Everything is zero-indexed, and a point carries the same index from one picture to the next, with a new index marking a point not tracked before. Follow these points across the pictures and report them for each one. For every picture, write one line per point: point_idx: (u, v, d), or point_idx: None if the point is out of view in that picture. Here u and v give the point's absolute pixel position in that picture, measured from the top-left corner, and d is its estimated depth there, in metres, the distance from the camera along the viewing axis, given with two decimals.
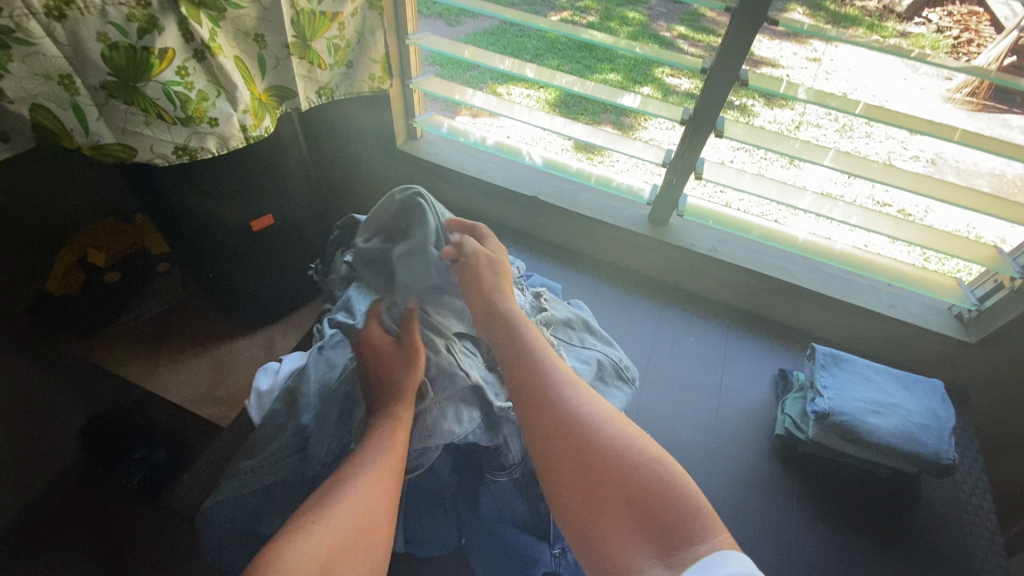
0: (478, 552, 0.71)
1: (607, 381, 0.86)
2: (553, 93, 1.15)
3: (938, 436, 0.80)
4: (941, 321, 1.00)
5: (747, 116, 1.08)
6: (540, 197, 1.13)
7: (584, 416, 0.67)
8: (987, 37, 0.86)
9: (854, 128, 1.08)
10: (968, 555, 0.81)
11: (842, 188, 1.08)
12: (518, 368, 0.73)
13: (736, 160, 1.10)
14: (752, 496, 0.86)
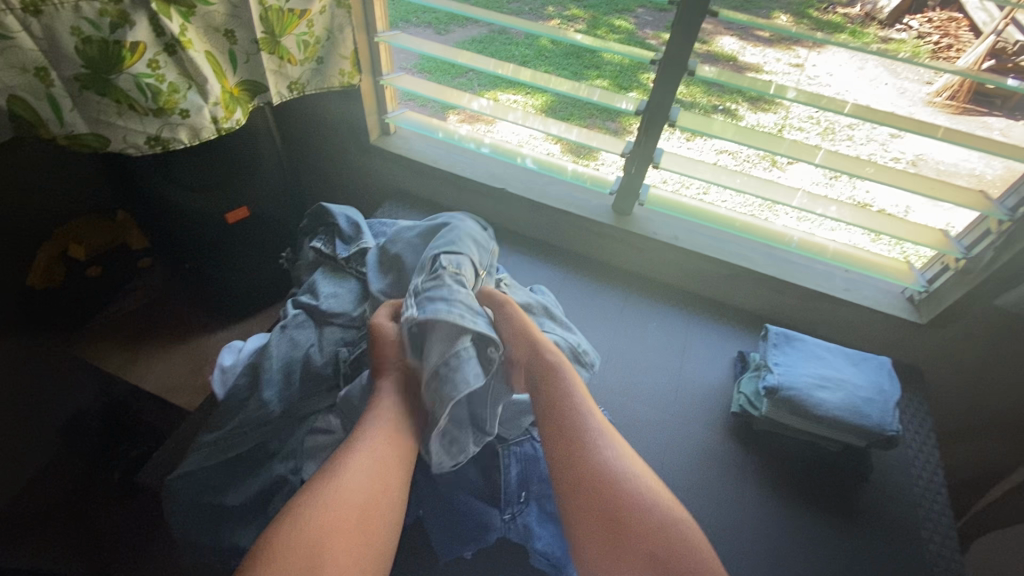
0: (432, 520, 0.73)
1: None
2: (542, 99, 1.29)
3: (883, 409, 0.83)
4: (892, 303, 1.03)
5: (736, 119, 1.15)
6: (509, 188, 1.17)
7: (614, 452, 0.71)
8: (966, 41, 0.91)
9: (836, 130, 1.12)
10: (915, 526, 0.84)
11: (824, 186, 1.13)
12: (554, 401, 0.76)
13: (721, 160, 1.19)
14: (711, 472, 0.89)
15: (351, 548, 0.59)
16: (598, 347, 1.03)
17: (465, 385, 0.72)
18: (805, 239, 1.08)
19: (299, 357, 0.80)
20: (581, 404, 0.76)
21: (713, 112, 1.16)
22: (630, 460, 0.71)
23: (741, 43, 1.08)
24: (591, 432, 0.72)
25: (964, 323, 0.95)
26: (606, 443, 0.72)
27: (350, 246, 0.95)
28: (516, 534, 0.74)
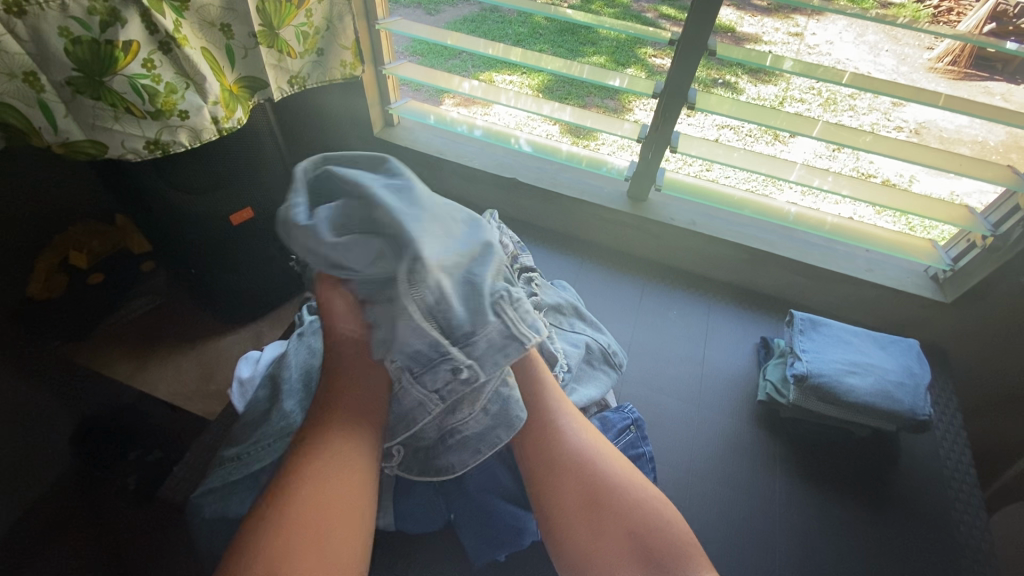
0: (467, 526, 0.72)
1: (591, 364, 0.85)
2: (539, 78, 1.24)
3: (914, 392, 0.82)
4: (916, 282, 1.01)
5: (736, 91, 1.11)
6: (519, 178, 1.13)
7: (598, 473, 0.65)
8: (967, 5, 0.85)
9: (838, 101, 1.08)
10: (948, 508, 0.83)
11: (828, 160, 1.10)
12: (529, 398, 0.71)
13: (723, 135, 1.15)
14: (741, 462, 0.88)
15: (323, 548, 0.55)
16: (619, 339, 1.01)
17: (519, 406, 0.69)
18: (802, 213, 1.05)
19: (319, 364, 0.78)
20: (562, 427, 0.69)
21: (713, 86, 1.11)
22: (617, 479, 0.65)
23: (738, 13, 1.01)
24: (576, 453, 0.66)
25: (992, 301, 0.94)
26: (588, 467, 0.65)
27: None
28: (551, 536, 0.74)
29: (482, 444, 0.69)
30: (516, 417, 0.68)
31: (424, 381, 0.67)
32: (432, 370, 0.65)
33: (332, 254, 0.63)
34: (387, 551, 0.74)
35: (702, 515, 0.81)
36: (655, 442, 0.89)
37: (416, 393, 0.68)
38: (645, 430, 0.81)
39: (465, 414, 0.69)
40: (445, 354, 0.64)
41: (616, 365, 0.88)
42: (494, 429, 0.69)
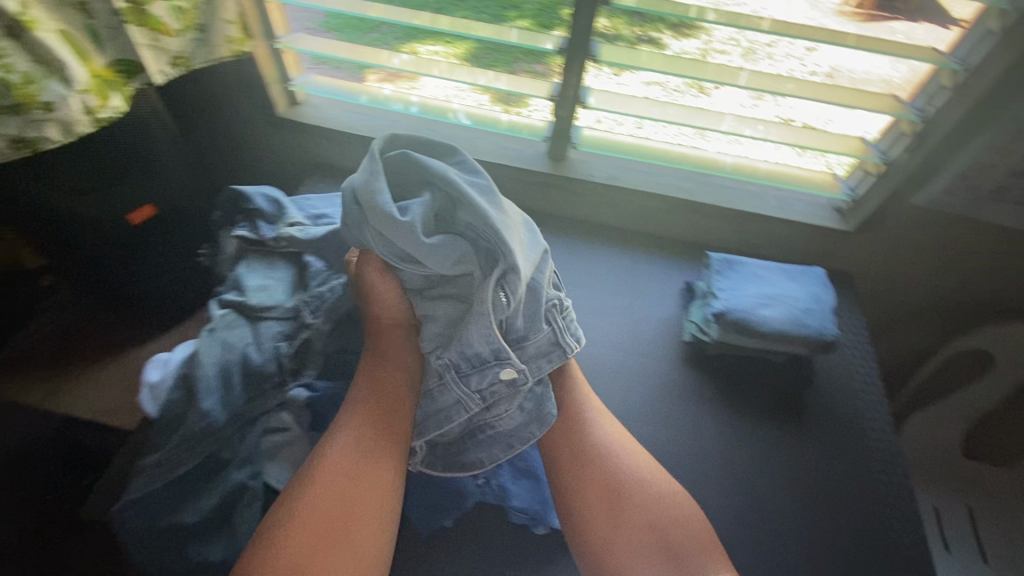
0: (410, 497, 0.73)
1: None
2: (465, 45, 1.07)
3: (821, 316, 0.87)
4: (822, 214, 1.07)
5: (658, 49, 0.97)
6: (436, 147, 1.10)
7: (613, 469, 0.73)
8: None
9: (757, 51, 0.96)
10: (858, 418, 0.91)
11: (751, 109, 1.03)
12: (561, 412, 0.78)
13: (649, 93, 1.04)
14: (674, 401, 0.91)
15: (332, 549, 0.59)
16: None
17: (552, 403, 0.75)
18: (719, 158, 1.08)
19: (236, 360, 0.74)
20: (589, 423, 0.77)
21: (637, 43, 0.98)
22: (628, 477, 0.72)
23: None
24: (607, 455, 0.74)
25: (887, 224, 1.00)
26: (603, 461, 0.74)
27: (277, 225, 0.84)
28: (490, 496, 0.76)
29: (512, 439, 0.75)
30: (548, 418, 0.74)
31: (469, 383, 0.73)
32: (480, 372, 0.72)
33: (416, 252, 0.69)
34: None
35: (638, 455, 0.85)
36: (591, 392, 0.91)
37: (455, 391, 0.74)
38: None
39: (500, 411, 0.74)
40: (499, 359, 0.71)
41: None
42: (524, 432, 0.74)
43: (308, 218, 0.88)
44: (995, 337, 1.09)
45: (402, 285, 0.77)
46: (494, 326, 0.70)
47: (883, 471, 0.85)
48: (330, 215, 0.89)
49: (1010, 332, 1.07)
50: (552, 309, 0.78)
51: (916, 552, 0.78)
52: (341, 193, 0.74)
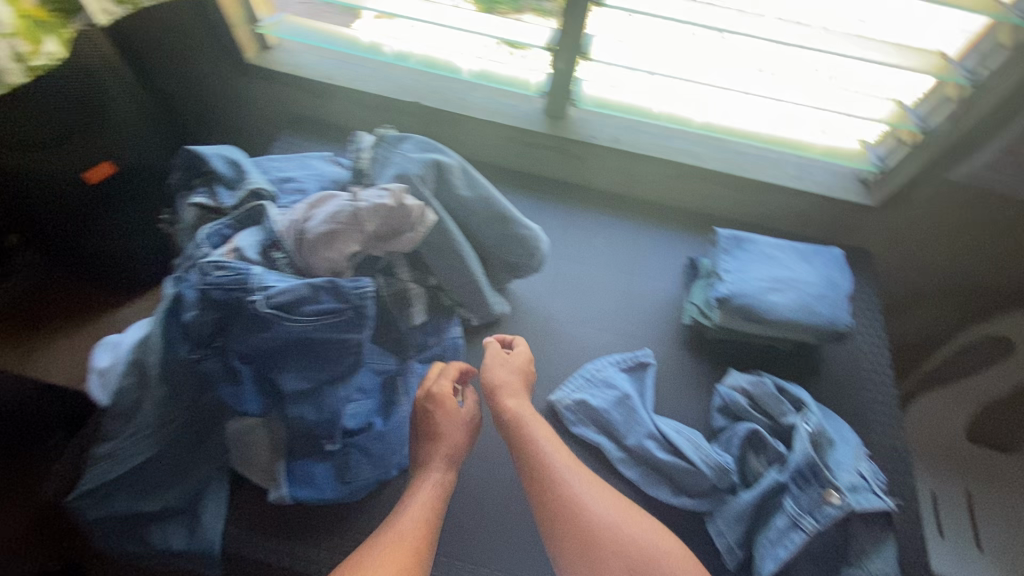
0: (364, 466, 0.70)
1: (503, 217, 0.77)
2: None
3: (834, 304, 0.80)
4: (844, 185, 0.97)
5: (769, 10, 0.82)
6: (421, 102, 0.99)
7: (575, 490, 0.65)
8: None
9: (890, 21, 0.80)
10: (866, 412, 0.85)
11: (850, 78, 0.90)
12: (541, 442, 0.69)
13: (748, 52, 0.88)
14: (673, 388, 0.85)
15: None
16: (542, 276, 0.95)
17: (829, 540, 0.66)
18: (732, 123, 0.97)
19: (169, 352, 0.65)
20: (542, 441, 0.70)
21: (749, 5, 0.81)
22: (587, 493, 0.65)
23: None
24: (570, 489, 0.65)
25: (917, 197, 0.92)
26: (563, 478, 0.66)
27: (236, 191, 0.74)
28: (265, 401, 0.65)
29: (836, 562, 0.67)
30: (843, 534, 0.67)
31: (857, 531, 0.67)
32: (803, 488, 0.68)
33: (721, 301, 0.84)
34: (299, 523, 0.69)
35: None
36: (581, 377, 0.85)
37: (835, 526, 0.67)
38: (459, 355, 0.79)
39: (876, 564, 0.65)
40: (816, 476, 0.68)
41: (536, 246, 0.81)
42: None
43: (273, 182, 0.79)
44: None
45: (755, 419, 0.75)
46: (803, 457, 0.69)
47: (888, 468, 0.80)
48: (298, 178, 0.79)
49: None
50: (822, 449, 0.71)
51: (919, 557, 0.73)
52: (704, 320, 0.86)
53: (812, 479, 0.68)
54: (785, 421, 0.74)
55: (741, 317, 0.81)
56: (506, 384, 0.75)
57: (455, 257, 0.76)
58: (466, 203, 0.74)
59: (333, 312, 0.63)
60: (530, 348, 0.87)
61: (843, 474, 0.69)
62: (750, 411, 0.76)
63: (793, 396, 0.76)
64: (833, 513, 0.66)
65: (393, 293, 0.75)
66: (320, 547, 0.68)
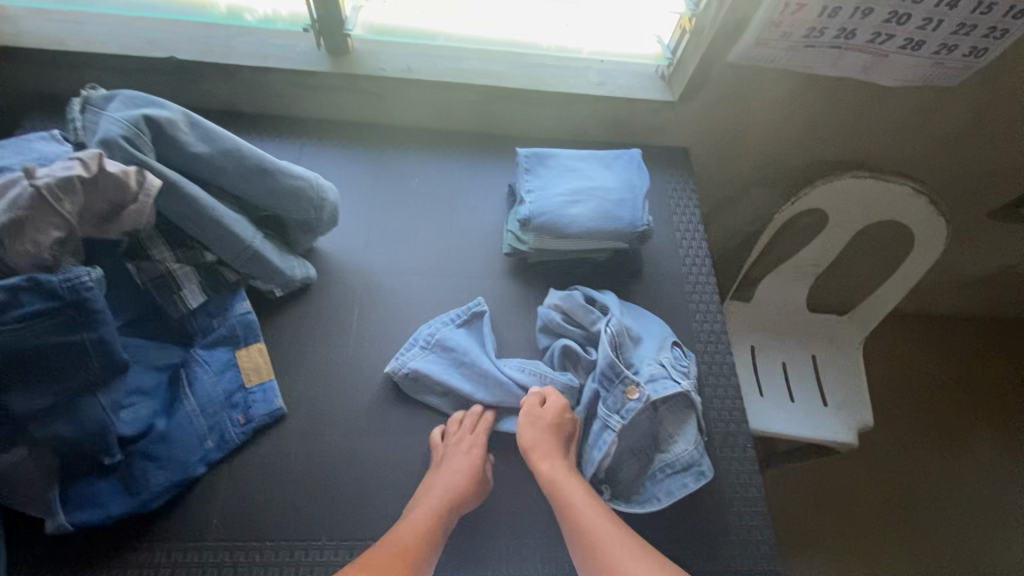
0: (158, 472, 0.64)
1: (262, 169, 0.68)
2: None
3: (633, 206, 0.80)
4: (647, 85, 0.96)
5: None
6: (176, 57, 0.85)
7: (601, 535, 0.59)
8: None
9: None
10: (687, 304, 0.88)
11: None
12: (575, 485, 0.64)
13: None
14: (502, 320, 0.84)
15: None
16: (355, 230, 0.88)
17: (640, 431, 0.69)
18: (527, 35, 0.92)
19: None
20: (573, 488, 0.63)
21: None
22: (609, 533, 0.59)
23: None
24: (593, 532, 0.59)
25: (711, 89, 0.93)
26: (585, 520, 0.60)
27: None
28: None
29: (651, 451, 0.69)
30: (653, 423, 0.69)
31: (665, 418, 0.70)
32: (610, 388, 0.71)
33: None
34: (97, 551, 0.62)
35: None
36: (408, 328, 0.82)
37: (643, 418, 0.69)
38: (252, 332, 0.73)
39: (679, 445, 0.68)
40: (618, 375, 0.70)
41: (319, 196, 0.73)
42: (696, 462, 0.68)
43: None
44: (825, 193, 1.07)
45: (570, 333, 0.77)
46: (604, 359, 0.71)
47: (706, 352, 0.85)
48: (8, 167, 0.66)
49: (838, 188, 1.07)
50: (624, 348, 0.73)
51: (735, 425, 0.79)
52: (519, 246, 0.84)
53: (615, 379, 0.71)
54: (595, 328, 0.76)
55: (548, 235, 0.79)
56: (547, 437, 0.68)
57: (217, 225, 0.67)
58: (209, 160, 0.65)
59: (45, 314, 0.54)
60: (346, 308, 0.81)
61: (643, 366, 0.71)
62: (564, 326, 0.77)
63: (602, 304, 0.78)
64: (634, 407, 0.68)
65: (155, 281, 0.67)
66: (125, 568, 0.62)
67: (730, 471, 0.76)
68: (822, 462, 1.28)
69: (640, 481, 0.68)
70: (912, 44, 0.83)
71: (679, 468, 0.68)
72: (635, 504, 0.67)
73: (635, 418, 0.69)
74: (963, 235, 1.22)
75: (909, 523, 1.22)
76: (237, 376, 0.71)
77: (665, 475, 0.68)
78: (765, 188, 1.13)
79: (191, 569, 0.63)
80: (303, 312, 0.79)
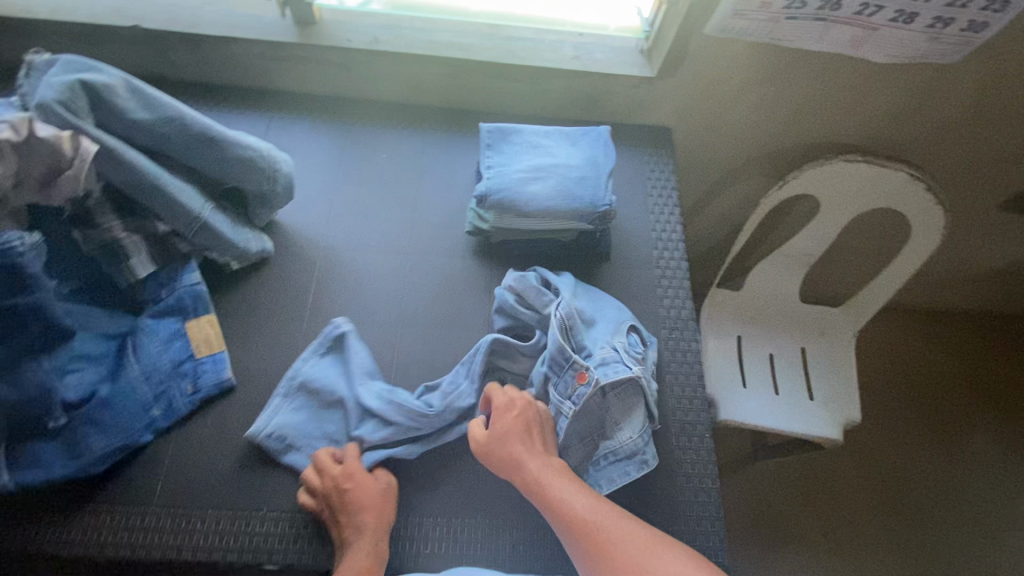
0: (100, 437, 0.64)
1: (209, 138, 0.67)
2: None
3: (595, 184, 0.77)
4: (625, 59, 0.92)
5: None
6: (142, 26, 0.85)
7: (587, 515, 0.56)
8: None
9: None
10: (655, 287, 0.85)
11: None
12: (548, 472, 0.61)
13: None
14: (461, 298, 0.83)
15: None
16: (318, 203, 0.87)
17: (588, 416, 0.68)
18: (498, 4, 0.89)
19: None
20: (549, 475, 0.60)
21: None
22: (596, 512, 0.56)
23: None
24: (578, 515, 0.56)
25: (690, 64, 0.89)
26: (563, 505, 0.57)
27: None
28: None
29: (597, 437, 0.69)
30: (605, 410, 0.68)
31: (612, 404, 0.68)
32: (561, 374, 0.69)
33: None
34: (43, 511, 0.64)
35: (418, 362, 0.79)
36: (366, 304, 0.81)
37: (592, 403, 0.68)
38: (202, 302, 0.73)
39: (624, 432, 0.67)
40: (567, 360, 0.68)
41: (272, 166, 0.73)
42: (639, 451, 0.67)
43: None
44: (818, 175, 1.02)
45: (524, 317, 0.76)
46: (552, 343, 0.69)
47: (672, 338, 0.82)
48: None
49: (831, 171, 1.01)
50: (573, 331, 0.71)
51: (695, 413, 0.77)
52: (481, 224, 0.82)
53: (565, 364, 0.69)
54: (547, 311, 0.75)
55: (508, 213, 0.77)
56: (514, 426, 0.65)
57: (162, 194, 0.67)
58: (150, 128, 0.64)
59: None
60: (304, 283, 0.81)
61: (595, 351, 0.69)
62: (517, 309, 0.76)
63: (557, 286, 0.77)
64: (583, 392, 0.67)
65: (101, 247, 0.68)
66: (68, 528, 0.63)
67: (685, 459, 0.74)
68: (807, 456, 1.24)
69: (586, 468, 0.68)
70: (904, 17, 0.78)
71: (623, 456, 0.67)
72: None
73: (581, 404, 0.67)
74: (969, 224, 1.16)
75: (894, 523, 1.18)
76: (186, 346, 0.71)
77: (607, 463, 0.67)
78: (754, 171, 1.08)
79: (133, 532, 0.64)
80: (259, 285, 0.79)
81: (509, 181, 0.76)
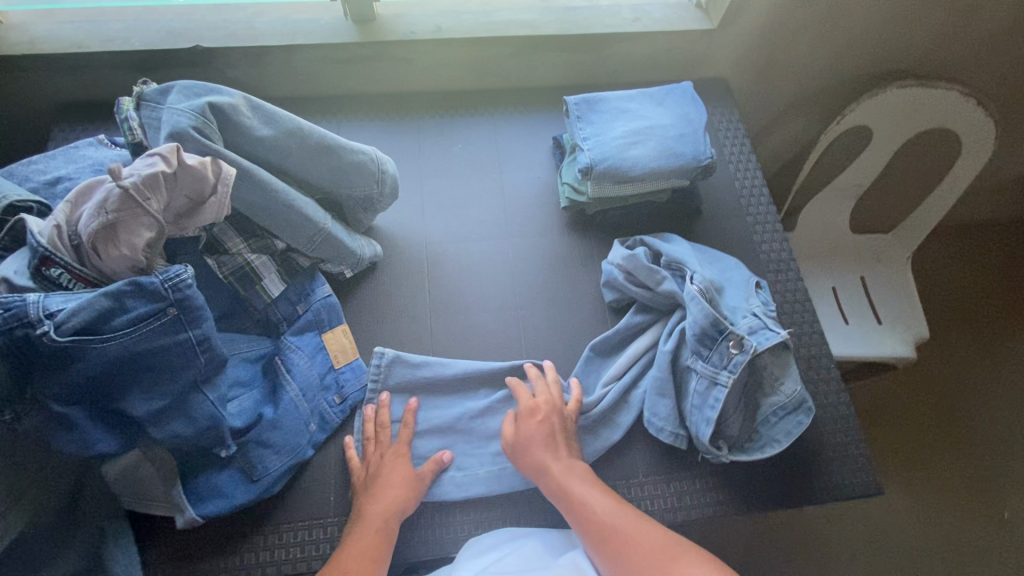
0: (270, 457, 0.64)
1: (323, 146, 0.67)
2: None
3: (693, 139, 0.78)
4: (682, 15, 0.93)
5: None
6: (203, 44, 0.83)
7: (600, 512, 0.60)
8: None
9: None
10: (750, 235, 0.87)
11: None
12: (565, 469, 0.64)
13: None
14: (568, 272, 0.84)
15: None
16: (407, 202, 0.87)
17: (745, 381, 0.70)
18: None
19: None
20: (567, 472, 0.64)
21: None
22: (607, 509, 0.60)
23: None
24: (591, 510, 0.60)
25: (749, 10, 0.90)
26: (576, 498, 0.62)
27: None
28: (119, 434, 0.56)
29: (757, 396, 0.71)
30: (761, 372, 0.70)
31: (769, 362, 0.70)
32: (712, 346, 0.70)
33: None
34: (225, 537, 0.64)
35: (543, 340, 0.79)
36: (479, 293, 0.81)
37: (746, 370, 0.69)
38: (331, 314, 0.73)
39: (787, 385, 0.69)
40: (720, 330, 0.69)
41: (379, 168, 0.72)
42: (804, 399, 0.69)
43: (38, 188, 0.64)
44: (870, 106, 1.04)
45: (644, 295, 0.77)
46: (698, 315, 0.69)
47: (779, 281, 0.84)
48: (71, 175, 0.66)
49: (883, 99, 1.04)
50: (711, 301, 0.72)
51: (816, 347, 0.80)
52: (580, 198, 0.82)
53: (717, 336, 0.69)
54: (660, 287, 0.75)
55: (616, 180, 0.77)
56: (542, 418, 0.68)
57: (288, 210, 0.67)
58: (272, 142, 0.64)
59: (148, 316, 0.54)
60: (417, 281, 0.81)
61: (741, 319, 0.71)
62: (632, 287, 0.77)
63: (668, 260, 0.77)
64: (741, 359, 0.68)
65: (235, 273, 0.68)
66: (255, 550, 0.64)
67: (819, 394, 0.76)
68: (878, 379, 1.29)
69: (755, 429, 0.70)
70: None
71: (792, 408, 0.69)
72: (755, 455, 0.68)
73: (736, 370, 0.68)
74: (1006, 134, 1.20)
75: (966, 429, 1.24)
76: (327, 358, 0.71)
77: (779, 418, 0.69)
78: (804, 111, 1.10)
79: (319, 543, 0.64)
80: (374, 289, 0.79)
81: (612, 148, 0.77)
